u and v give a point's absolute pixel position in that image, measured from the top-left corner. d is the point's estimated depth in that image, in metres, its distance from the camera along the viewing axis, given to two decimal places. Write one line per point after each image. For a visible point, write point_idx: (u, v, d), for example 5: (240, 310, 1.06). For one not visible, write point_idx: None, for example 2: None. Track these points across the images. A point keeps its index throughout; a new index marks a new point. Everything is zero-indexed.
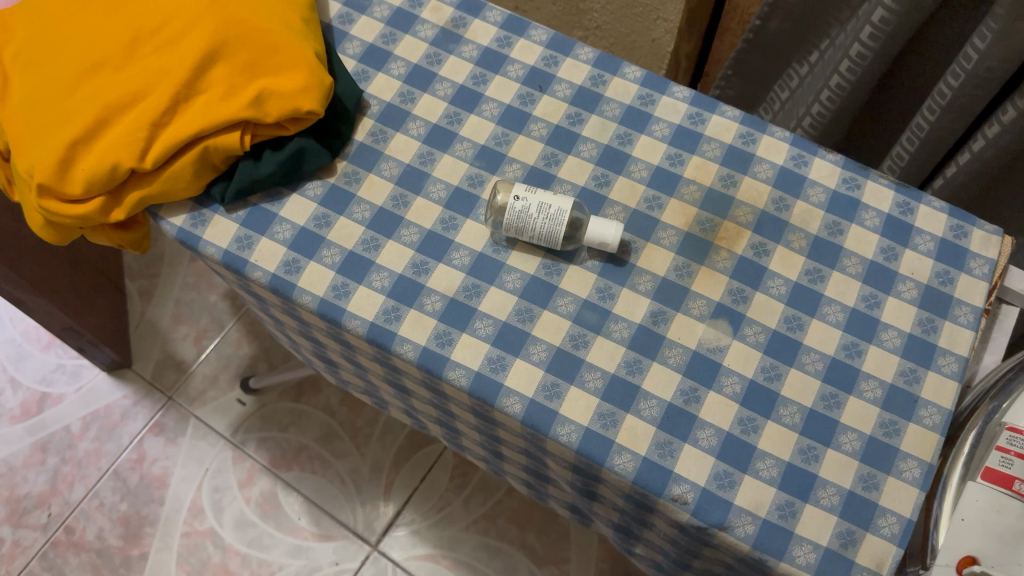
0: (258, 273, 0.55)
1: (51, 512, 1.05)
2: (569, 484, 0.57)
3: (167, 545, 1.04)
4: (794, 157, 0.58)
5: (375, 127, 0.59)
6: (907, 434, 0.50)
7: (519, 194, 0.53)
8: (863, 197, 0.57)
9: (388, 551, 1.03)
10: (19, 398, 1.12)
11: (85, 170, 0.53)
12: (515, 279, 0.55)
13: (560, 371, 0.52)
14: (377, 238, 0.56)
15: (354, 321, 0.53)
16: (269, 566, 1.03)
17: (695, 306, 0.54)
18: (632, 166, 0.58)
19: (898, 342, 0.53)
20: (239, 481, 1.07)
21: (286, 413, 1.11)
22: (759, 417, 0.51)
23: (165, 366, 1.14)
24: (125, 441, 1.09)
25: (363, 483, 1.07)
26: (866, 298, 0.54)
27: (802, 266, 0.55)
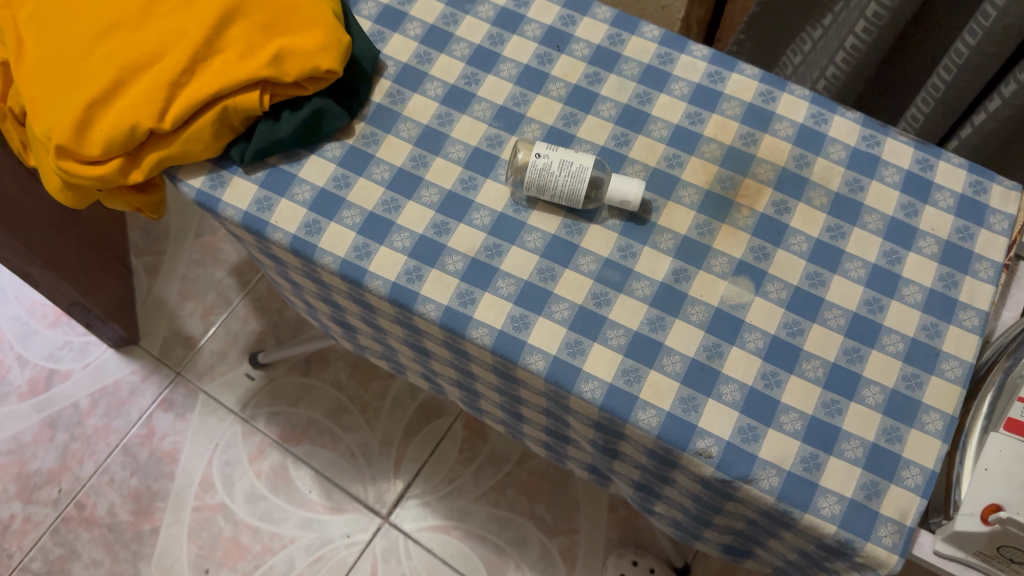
0: (279, 235, 0.55)
1: (61, 488, 1.06)
2: (591, 443, 0.57)
3: (179, 520, 1.04)
4: (814, 115, 0.58)
5: (392, 89, 0.59)
6: (930, 387, 0.51)
7: (541, 151, 0.53)
8: (883, 154, 0.57)
9: (399, 523, 1.04)
10: (27, 374, 1.11)
11: (103, 131, 0.53)
12: (536, 239, 0.55)
13: (582, 328, 0.52)
14: (397, 199, 0.56)
15: (376, 282, 0.54)
16: (281, 540, 1.03)
17: (717, 263, 0.54)
18: (652, 125, 0.57)
19: (919, 297, 0.53)
20: (249, 455, 1.08)
21: (295, 387, 1.11)
22: (782, 372, 0.51)
23: (173, 342, 1.14)
24: (134, 417, 1.09)
25: (373, 456, 1.08)
26: (887, 254, 0.54)
27: (823, 223, 0.55)
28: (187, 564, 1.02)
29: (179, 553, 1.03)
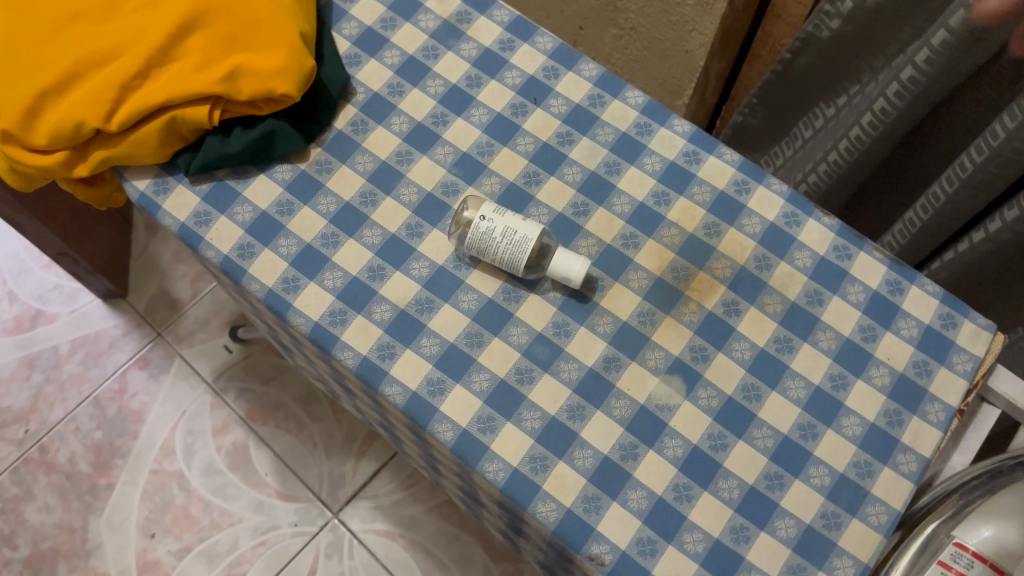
0: (211, 253, 0.53)
1: (28, 428, 1.07)
2: (499, 514, 0.55)
3: (134, 480, 1.05)
4: (786, 214, 0.54)
5: (356, 117, 0.57)
6: (848, 529, 0.47)
7: (486, 214, 0.50)
8: (852, 269, 0.53)
9: (348, 521, 1.04)
10: (14, 311, 1.13)
11: (49, 123, 0.52)
12: (471, 301, 0.52)
13: (498, 405, 0.50)
14: (338, 235, 0.54)
15: (299, 318, 0.52)
16: (230, 517, 1.03)
17: (651, 357, 0.51)
18: (615, 198, 0.55)
19: (858, 431, 0.50)
20: (214, 427, 1.08)
21: (270, 366, 1.11)
22: (695, 487, 0.48)
23: (160, 302, 1.14)
24: (110, 370, 1.10)
25: (334, 449, 1.07)
26: (833, 378, 0.51)
27: (772, 332, 0.52)
28: (134, 525, 1.03)
29: (129, 513, 1.03)
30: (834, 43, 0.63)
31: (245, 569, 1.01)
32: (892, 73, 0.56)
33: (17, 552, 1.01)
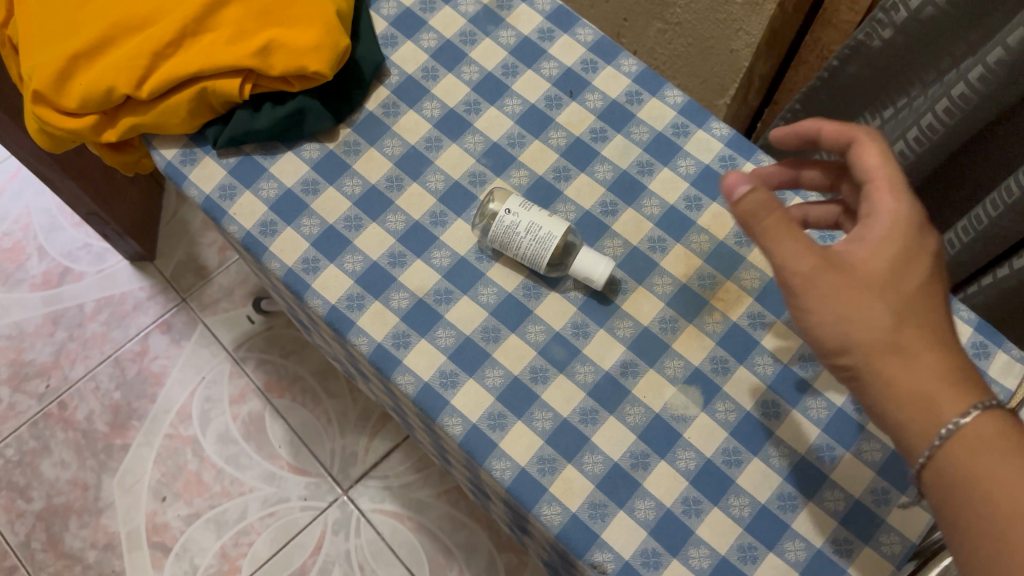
0: (233, 228, 0.53)
1: (49, 384, 1.08)
2: (505, 511, 0.55)
3: (149, 442, 1.06)
4: (821, 228, 0.53)
5: (388, 99, 0.56)
6: (859, 557, 0.46)
7: (511, 208, 0.49)
8: None
9: (357, 499, 1.04)
10: (43, 266, 1.14)
11: (81, 86, 0.51)
12: (490, 294, 0.52)
13: (510, 402, 0.49)
14: (361, 218, 0.53)
15: (315, 300, 0.51)
16: (240, 486, 1.04)
17: (670, 365, 0.50)
18: (645, 200, 0.53)
19: (878, 457, 0.48)
20: (231, 396, 1.08)
21: (290, 340, 1.11)
22: (705, 501, 0.47)
23: (186, 268, 1.14)
24: (132, 332, 1.11)
25: (348, 426, 1.07)
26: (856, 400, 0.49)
27: (797, 349, 0.50)
28: (146, 487, 1.04)
29: (142, 475, 1.05)
30: (884, 53, 0.61)
31: (253, 539, 1.02)
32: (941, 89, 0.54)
33: (32, 505, 1.03)
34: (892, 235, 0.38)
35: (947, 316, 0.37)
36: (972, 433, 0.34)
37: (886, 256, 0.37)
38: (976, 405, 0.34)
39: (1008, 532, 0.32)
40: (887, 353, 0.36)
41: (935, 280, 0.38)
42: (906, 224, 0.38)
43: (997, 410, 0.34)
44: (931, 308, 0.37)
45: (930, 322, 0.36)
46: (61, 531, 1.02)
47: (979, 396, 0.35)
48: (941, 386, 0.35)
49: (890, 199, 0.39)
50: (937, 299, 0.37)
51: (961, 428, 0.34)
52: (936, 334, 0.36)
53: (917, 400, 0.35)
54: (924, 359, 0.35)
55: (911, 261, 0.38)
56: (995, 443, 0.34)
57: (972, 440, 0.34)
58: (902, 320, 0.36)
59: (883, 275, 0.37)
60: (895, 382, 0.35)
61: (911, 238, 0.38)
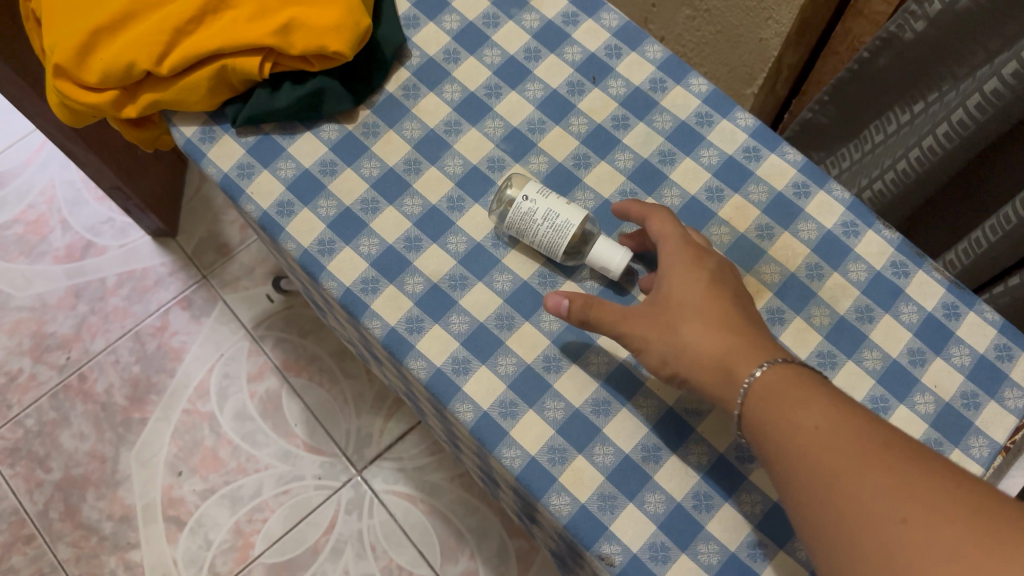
0: (250, 207, 0.53)
1: (70, 356, 1.09)
2: (514, 499, 0.54)
3: (166, 417, 1.07)
4: (845, 223, 0.51)
5: (409, 81, 0.55)
6: None
7: (529, 195, 0.48)
8: (908, 288, 0.50)
9: (370, 480, 1.04)
10: (66, 239, 1.14)
11: (102, 62, 0.51)
12: (505, 282, 0.51)
13: (522, 391, 0.49)
14: (378, 201, 0.53)
15: (330, 282, 0.51)
16: (256, 463, 1.05)
17: None
18: (666, 189, 0.52)
19: None
20: (249, 374, 1.09)
21: (309, 320, 1.11)
22: (716, 497, 0.47)
23: (207, 245, 1.14)
24: (153, 307, 1.12)
25: (364, 408, 1.07)
26: (874, 400, 0.48)
27: (816, 346, 0.49)
28: (163, 461, 1.05)
29: (159, 449, 1.06)
30: (917, 46, 0.59)
31: (266, 516, 1.02)
32: (975, 84, 0.53)
33: (50, 475, 1.05)
34: (673, 258, 0.44)
35: (735, 304, 0.43)
36: (760, 385, 0.39)
37: (673, 273, 0.44)
38: (760, 365, 0.40)
39: (792, 451, 0.37)
40: (682, 362, 0.42)
41: (722, 281, 0.44)
42: (684, 245, 0.45)
43: (785, 369, 0.40)
44: (716, 301, 0.43)
45: (710, 315, 0.42)
46: (78, 502, 1.03)
47: (763, 359, 0.40)
48: (730, 366, 0.41)
49: (668, 232, 0.45)
50: (723, 292, 0.43)
51: (753, 384, 0.40)
52: (717, 322, 0.42)
53: (716, 385, 0.41)
54: (706, 352, 0.41)
55: (693, 271, 0.44)
56: (780, 390, 0.39)
57: (761, 390, 0.39)
58: (686, 324, 0.42)
59: (670, 293, 0.43)
60: (698, 380, 0.42)
61: (687, 254, 0.44)
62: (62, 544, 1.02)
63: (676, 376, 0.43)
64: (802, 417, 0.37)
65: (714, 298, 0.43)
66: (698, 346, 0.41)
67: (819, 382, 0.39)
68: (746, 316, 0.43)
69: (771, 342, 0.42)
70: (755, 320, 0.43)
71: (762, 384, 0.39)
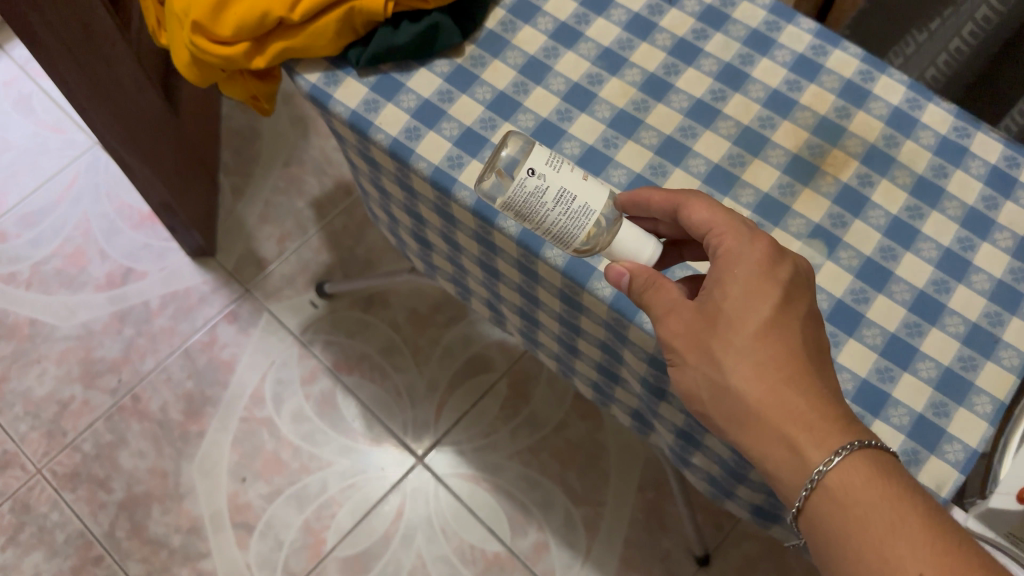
0: (380, 136, 0.57)
1: (121, 378, 1.11)
2: (640, 382, 0.59)
3: (225, 427, 1.09)
4: (909, 99, 0.59)
5: (505, 18, 0.62)
6: (983, 371, 0.51)
7: (538, 171, 0.45)
8: (972, 146, 0.57)
9: (432, 465, 1.08)
10: (106, 268, 1.17)
11: (237, 15, 0.56)
12: (620, 175, 0.56)
13: None
14: (495, 119, 0.58)
15: (463, 192, 0.55)
16: (319, 462, 1.08)
17: (794, 224, 0.55)
18: (750, 86, 0.59)
19: (987, 286, 0.54)
20: (302, 377, 1.12)
21: (354, 321, 1.15)
22: (841, 334, 0.52)
23: (247, 261, 1.17)
24: (199, 323, 1.14)
25: (418, 398, 1.11)
26: (961, 241, 0.55)
27: (903, 202, 0.56)
28: (226, 469, 1.07)
29: (220, 459, 1.08)
30: None
31: (335, 511, 1.05)
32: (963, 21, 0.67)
33: (113, 495, 1.06)
34: (736, 283, 0.44)
35: (797, 341, 0.43)
36: (838, 487, 0.41)
37: (729, 301, 0.44)
38: (838, 451, 0.41)
39: None
40: (721, 398, 0.43)
41: (790, 308, 0.44)
42: (752, 270, 0.44)
43: (872, 459, 0.41)
44: (771, 343, 0.43)
45: (763, 359, 0.43)
46: (144, 519, 1.05)
47: (839, 439, 0.41)
48: (788, 427, 0.42)
49: (734, 246, 0.45)
50: (785, 330, 0.43)
51: (839, 479, 0.41)
52: (775, 371, 0.42)
53: (758, 436, 0.43)
54: (755, 397, 0.42)
55: (753, 301, 0.43)
56: (873, 504, 0.40)
57: (839, 494, 0.41)
58: (734, 364, 0.43)
59: (725, 321, 0.43)
60: (732, 421, 0.43)
61: (755, 277, 0.44)
62: (132, 561, 1.03)
63: (711, 408, 0.44)
64: (895, 548, 0.39)
65: (772, 336, 0.43)
66: (748, 393, 0.42)
67: (904, 491, 0.41)
68: (807, 355, 0.43)
69: (831, 390, 0.43)
70: (818, 358, 0.44)
71: (840, 483, 0.41)
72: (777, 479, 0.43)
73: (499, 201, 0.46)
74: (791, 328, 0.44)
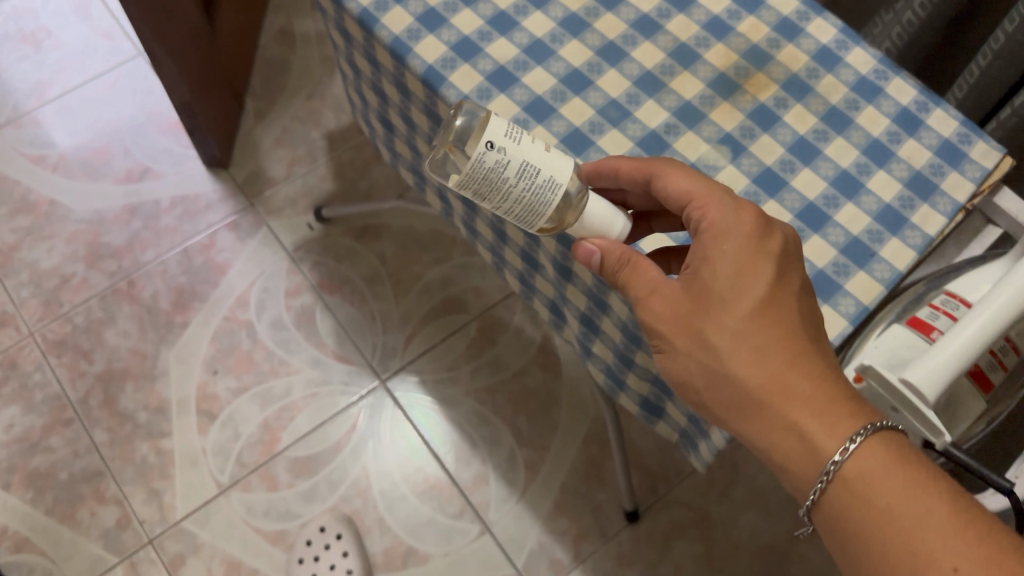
0: (352, 4, 0.63)
1: (121, 264, 1.19)
2: (552, 265, 0.63)
3: (208, 323, 1.16)
4: (838, 41, 0.64)
5: None
6: (854, 277, 0.55)
7: (500, 146, 0.46)
8: (888, 88, 0.62)
9: (393, 389, 1.13)
10: (127, 165, 1.25)
11: None
12: (559, 67, 0.62)
13: (569, 144, 0.59)
14: (457, 4, 0.64)
15: (416, 61, 0.61)
16: (288, 367, 1.14)
17: (706, 129, 0.60)
18: (694, 9, 0.65)
19: (874, 207, 0.58)
20: (287, 290, 1.18)
21: (344, 247, 1.21)
22: None
23: (256, 178, 1.25)
24: (202, 227, 1.22)
25: (391, 326, 1.17)
26: (859, 166, 0.59)
27: (812, 125, 0.61)
28: (201, 360, 1.14)
29: (197, 350, 1.14)
30: None
31: (294, 414, 1.11)
32: None
33: (93, 367, 1.13)
34: (724, 261, 0.46)
35: (792, 317, 0.46)
36: (857, 475, 0.44)
37: (720, 280, 0.46)
38: (853, 438, 0.44)
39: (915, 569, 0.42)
40: (723, 383, 0.47)
41: (780, 280, 0.47)
42: (740, 247, 0.47)
43: (883, 446, 0.45)
44: (764, 323, 0.46)
45: (761, 341, 0.46)
46: (117, 392, 1.11)
47: (850, 427, 0.45)
48: (797, 414, 0.45)
49: (716, 218, 0.47)
50: (779, 308, 0.46)
51: (859, 467, 0.44)
52: (775, 352, 0.46)
53: (767, 423, 0.46)
54: (758, 383, 0.45)
55: (749, 281, 0.46)
56: (897, 493, 0.44)
57: (858, 482, 0.44)
58: (737, 351, 0.46)
59: (717, 302, 0.46)
60: (740, 409, 0.47)
61: (742, 255, 0.46)
62: (99, 429, 1.09)
63: (714, 391, 0.47)
64: (922, 533, 0.42)
65: (765, 314, 0.46)
66: (751, 378, 0.45)
67: (924, 478, 0.44)
68: (800, 326, 0.46)
69: (825, 359, 0.46)
70: (812, 333, 0.46)
71: (856, 471, 0.44)
72: (790, 468, 0.46)
73: (458, 178, 0.46)
74: (786, 306, 0.46)
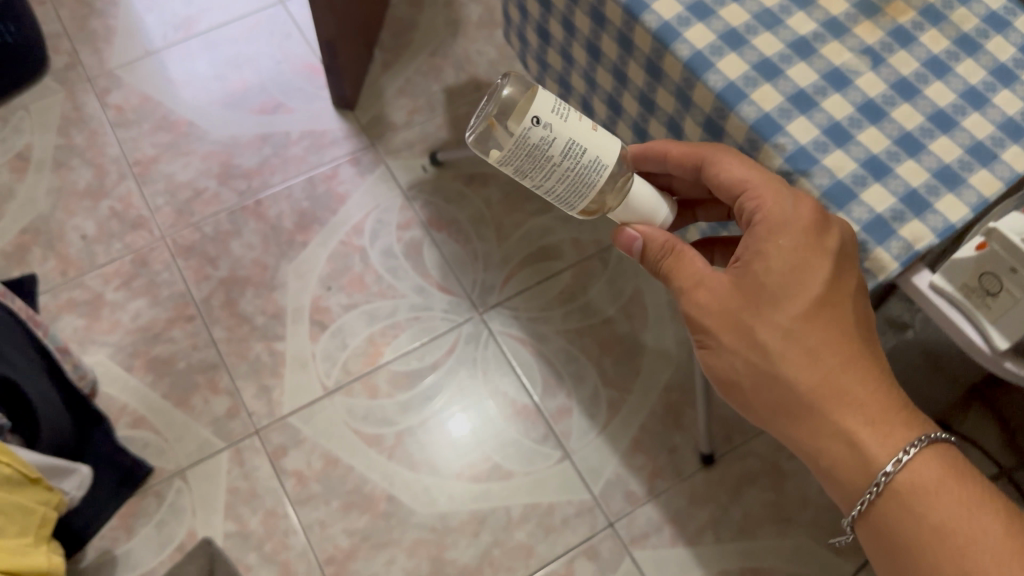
0: None
1: (250, 184, 1.28)
2: None
3: (325, 245, 1.25)
4: None
5: None
6: (976, 174, 0.61)
7: (545, 124, 0.54)
8: (1017, 22, 0.68)
9: (489, 322, 1.20)
10: (263, 98, 1.36)
11: None
12: None
13: (727, 40, 0.66)
14: None
15: None
16: (395, 291, 1.22)
17: (850, 40, 0.67)
18: None
19: (999, 118, 0.63)
20: (399, 223, 1.27)
21: (454, 190, 1.30)
22: (866, 120, 0.64)
23: (379, 121, 1.34)
24: (327, 159, 1.31)
25: (492, 265, 1.25)
26: (987, 84, 0.65)
27: (944, 48, 0.67)
28: (317, 276, 1.22)
29: (314, 267, 1.23)
30: None
31: (398, 333, 1.19)
32: None
33: (218, 272, 1.22)
34: (774, 262, 0.58)
35: (835, 316, 0.58)
36: (912, 490, 0.57)
37: (769, 279, 0.58)
38: (901, 450, 0.56)
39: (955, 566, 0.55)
40: (780, 375, 0.59)
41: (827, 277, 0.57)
42: (788, 245, 0.57)
43: (930, 463, 0.57)
44: (812, 320, 0.58)
45: (809, 339, 0.58)
46: (238, 296, 1.20)
47: (896, 436, 0.57)
48: (845, 417, 0.57)
49: (769, 210, 0.57)
50: (826, 309, 0.58)
51: (913, 482, 0.57)
52: (819, 347, 0.58)
53: (821, 420, 0.58)
54: (807, 376, 0.58)
55: (797, 283, 0.58)
56: (944, 509, 0.56)
57: (914, 496, 0.57)
58: (789, 346, 0.58)
59: (767, 301, 0.58)
60: (794, 398, 0.59)
61: (791, 258, 0.57)
62: (218, 327, 1.18)
63: (765, 387, 0.60)
64: (960, 540, 0.55)
65: (811, 310, 0.58)
66: (802, 371, 0.58)
67: (965, 497, 0.56)
68: (840, 321, 0.58)
69: (871, 362, 0.58)
70: (854, 328, 0.58)
71: (908, 484, 0.57)
72: (837, 460, 0.58)
73: (507, 150, 0.55)
74: (834, 309, 0.58)
